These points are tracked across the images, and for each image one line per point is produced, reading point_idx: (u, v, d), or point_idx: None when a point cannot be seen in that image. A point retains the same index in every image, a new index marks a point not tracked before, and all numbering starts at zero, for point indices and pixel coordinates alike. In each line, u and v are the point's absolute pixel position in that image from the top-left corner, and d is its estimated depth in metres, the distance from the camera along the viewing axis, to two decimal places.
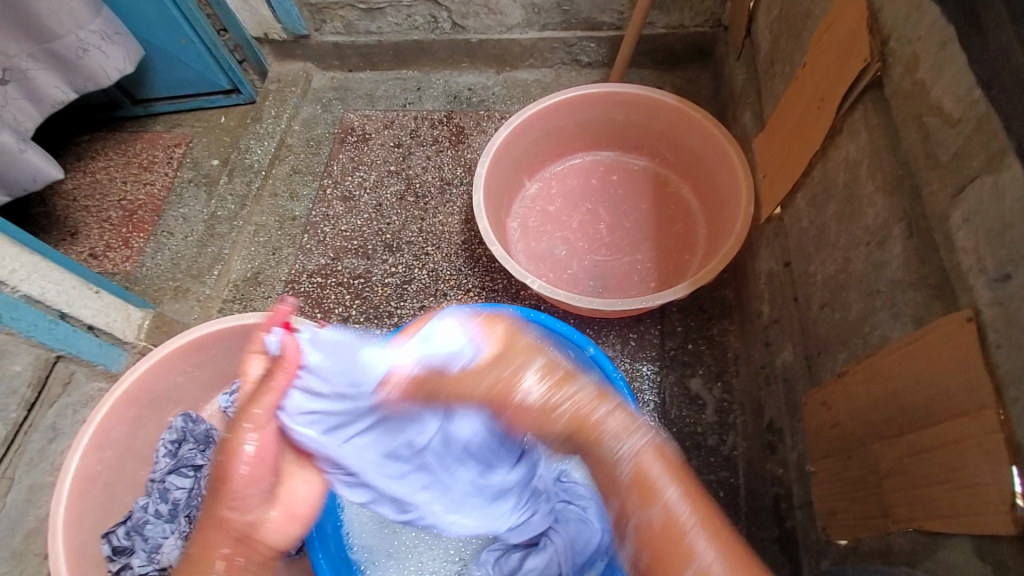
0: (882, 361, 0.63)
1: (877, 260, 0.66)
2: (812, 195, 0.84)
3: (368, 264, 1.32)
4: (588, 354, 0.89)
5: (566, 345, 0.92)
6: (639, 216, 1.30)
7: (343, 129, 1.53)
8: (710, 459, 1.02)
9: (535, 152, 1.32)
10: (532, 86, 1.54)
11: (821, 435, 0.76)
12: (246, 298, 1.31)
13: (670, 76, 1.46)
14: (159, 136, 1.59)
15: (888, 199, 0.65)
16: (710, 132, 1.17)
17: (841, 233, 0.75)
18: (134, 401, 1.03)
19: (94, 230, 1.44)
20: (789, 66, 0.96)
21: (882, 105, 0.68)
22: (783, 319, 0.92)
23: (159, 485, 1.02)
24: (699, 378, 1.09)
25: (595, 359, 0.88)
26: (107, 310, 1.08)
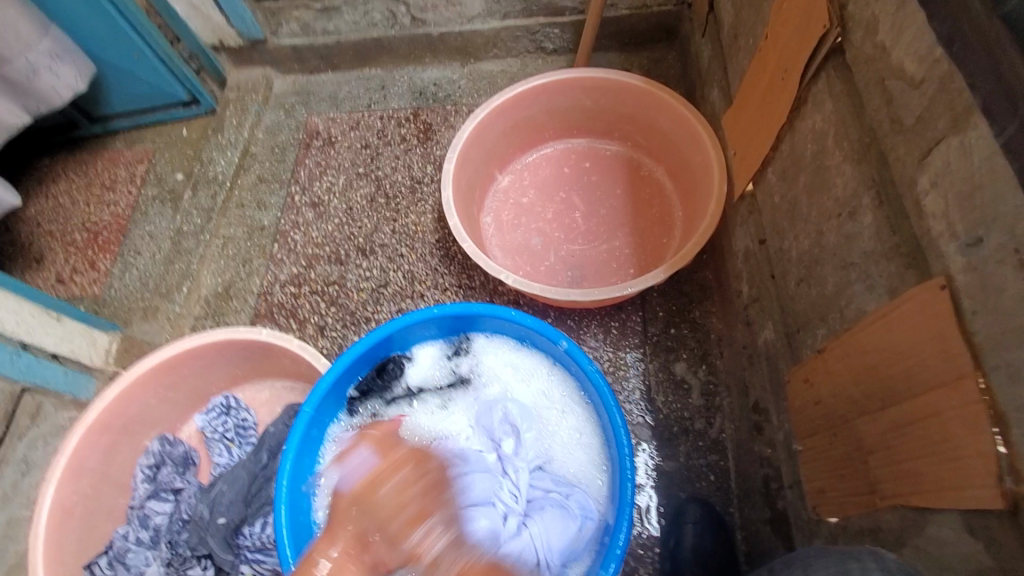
0: (860, 335, 0.61)
1: (849, 232, 0.64)
2: (782, 169, 0.82)
3: (341, 270, 1.29)
4: (562, 348, 0.86)
5: (540, 340, 0.89)
6: (614, 203, 1.28)
7: (308, 134, 1.49)
8: (698, 443, 1.01)
9: (505, 144, 1.29)
10: (498, 77, 1.51)
11: (806, 413, 0.75)
12: (218, 314, 1.28)
13: (637, 57, 1.44)
14: (119, 154, 1.54)
15: (856, 167, 0.63)
16: (678, 112, 1.15)
17: (812, 205, 0.73)
18: (106, 428, 1.00)
19: (59, 255, 1.40)
20: (752, 39, 0.94)
21: (844, 72, 0.66)
22: (762, 297, 0.90)
23: (139, 512, 0.98)
24: (683, 362, 1.07)
25: (569, 353, 0.85)
26: (71, 336, 1.03)
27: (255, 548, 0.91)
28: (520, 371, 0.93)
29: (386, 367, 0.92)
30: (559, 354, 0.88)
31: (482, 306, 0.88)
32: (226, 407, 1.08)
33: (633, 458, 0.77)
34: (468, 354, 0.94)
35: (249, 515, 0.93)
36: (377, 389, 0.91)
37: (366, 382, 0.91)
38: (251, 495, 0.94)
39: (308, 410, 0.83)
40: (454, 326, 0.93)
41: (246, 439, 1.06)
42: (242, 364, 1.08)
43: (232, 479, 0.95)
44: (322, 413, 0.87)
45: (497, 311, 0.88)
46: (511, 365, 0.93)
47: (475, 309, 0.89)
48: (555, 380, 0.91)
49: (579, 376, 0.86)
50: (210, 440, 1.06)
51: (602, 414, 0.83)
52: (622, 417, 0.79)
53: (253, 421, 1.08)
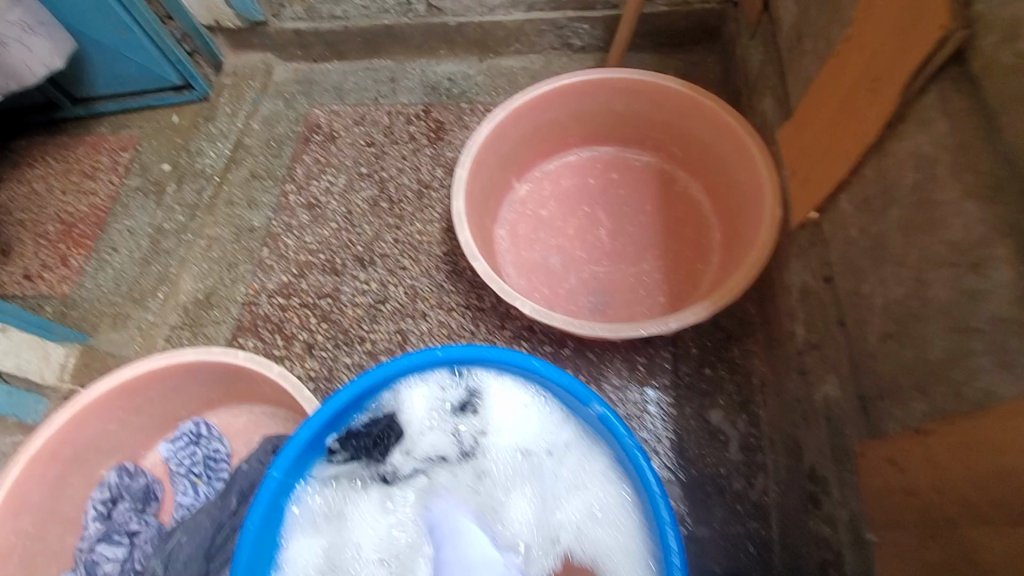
0: (987, 425, 0.47)
1: (969, 287, 0.51)
2: (862, 197, 0.69)
3: (336, 281, 1.16)
4: (594, 412, 0.72)
5: (566, 399, 0.75)
6: (644, 220, 1.14)
7: (308, 127, 1.36)
8: (736, 507, 0.87)
9: (524, 150, 1.16)
10: (519, 75, 1.38)
11: (888, 500, 0.60)
12: (197, 324, 1.15)
13: (674, 59, 1.30)
14: (102, 139, 1.41)
15: (986, 206, 0.49)
16: (724, 122, 1.01)
17: (908, 247, 0.59)
18: (55, 457, 0.86)
19: (27, 248, 1.26)
20: (824, 43, 0.81)
21: (969, 84, 0.53)
22: (824, 346, 0.77)
23: (87, 556, 0.84)
24: (720, 410, 0.94)
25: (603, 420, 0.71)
26: (18, 349, 0.89)
27: None
28: (536, 429, 0.78)
29: (376, 422, 0.77)
30: (589, 418, 0.74)
31: (496, 351, 0.75)
32: (195, 435, 0.95)
33: (681, 561, 0.62)
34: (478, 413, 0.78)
35: (211, 573, 0.79)
36: (363, 449, 0.75)
37: (349, 440, 0.75)
38: (214, 550, 0.80)
39: (275, 474, 0.69)
40: (463, 373, 0.79)
41: (218, 474, 0.93)
42: (217, 387, 0.95)
43: (193, 530, 0.81)
44: (293, 475, 0.72)
45: (517, 359, 0.75)
46: (522, 425, 0.78)
47: (491, 355, 0.76)
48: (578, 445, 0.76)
49: (612, 447, 0.72)
50: (175, 474, 0.93)
51: (641, 500, 0.69)
52: (668, 505, 0.65)
53: (225, 452, 0.95)
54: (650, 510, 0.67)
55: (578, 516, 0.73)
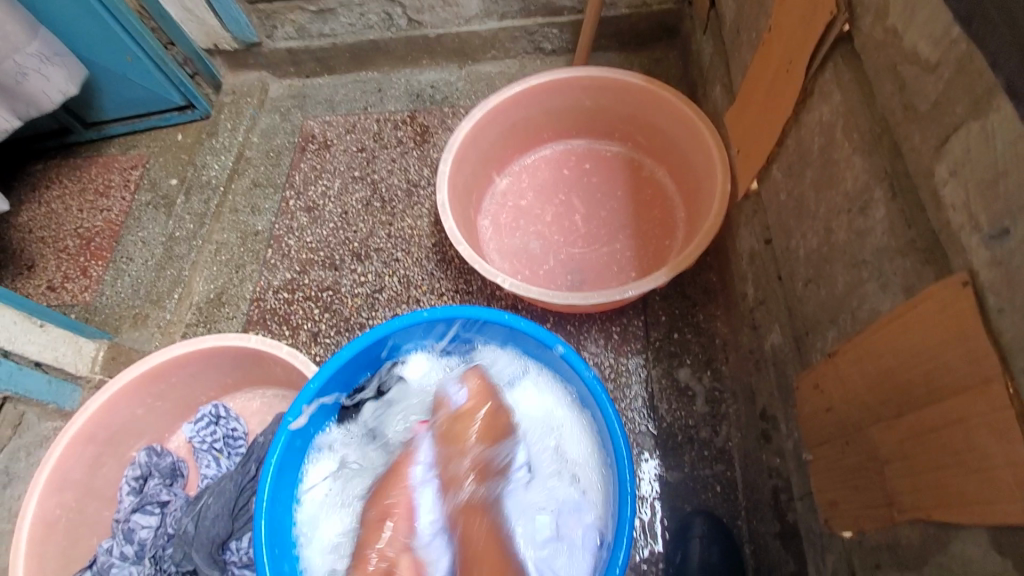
0: (870, 337, 0.58)
1: (860, 229, 0.61)
2: (787, 165, 0.79)
3: (336, 275, 1.26)
4: (557, 353, 0.82)
5: (534, 346, 0.85)
6: (615, 204, 1.24)
7: (303, 138, 1.47)
8: (704, 453, 0.97)
9: (502, 145, 1.27)
10: (496, 79, 1.49)
11: (815, 421, 0.71)
12: (210, 321, 1.25)
13: (637, 57, 1.41)
14: (114, 159, 1.52)
15: (867, 159, 0.60)
16: (679, 110, 1.12)
17: (820, 202, 0.70)
18: (91, 438, 0.97)
19: (50, 262, 1.37)
20: (755, 33, 0.91)
21: (853, 60, 0.63)
22: (768, 300, 0.87)
23: (123, 525, 0.94)
24: (687, 368, 1.03)
25: (565, 358, 0.81)
26: (55, 343, 1.00)
27: (243, 563, 0.89)
28: (519, 374, 0.89)
29: (381, 379, 0.88)
30: (555, 360, 0.84)
31: (471, 310, 0.85)
32: (215, 416, 1.05)
33: (633, 471, 0.73)
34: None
35: (236, 530, 0.90)
36: (372, 403, 0.87)
37: (360, 394, 0.87)
38: (238, 509, 0.91)
39: (291, 420, 0.80)
40: (446, 332, 0.90)
41: (236, 450, 1.04)
42: (232, 371, 1.05)
43: (218, 492, 0.91)
44: (307, 423, 0.83)
45: (491, 314, 0.84)
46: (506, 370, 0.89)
47: (464, 313, 0.85)
48: (555, 384, 0.86)
49: (577, 384, 0.82)
50: (198, 450, 1.03)
51: (601, 427, 0.79)
52: (620, 426, 0.75)
53: (242, 431, 1.05)
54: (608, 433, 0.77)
55: (557, 454, 0.84)
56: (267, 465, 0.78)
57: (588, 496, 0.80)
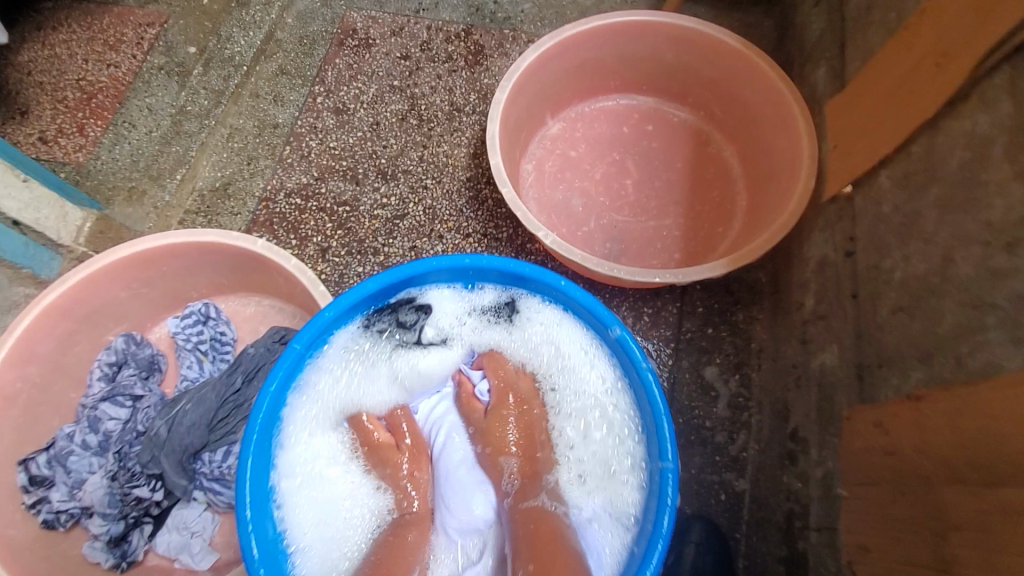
0: (986, 394, 0.51)
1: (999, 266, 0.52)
2: (904, 174, 0.69)
3: (356, 190, 1.15)
4: (613, 335, 0.74)
5: (588, 321, 0.78)
6: (671, 176, 1.13)
7: (343, 30, 1.32)
8: (715, 458, 0.91)
9: (564, 86, 1.14)
10: (568, 9, 1.33)
11: (866, 459, 0.65)
12: (211, 212, 1.13)
13: (729, 18, 1.26)
14: (130, 11, 1.35)
15: None
16: (773, 85, 0.99)
17: (942, 224, 0.61)
18: (65, 314, 0.88)
19: (45, 111, 1.24)
20: (894, 15, 0.79)
21: None
22: (831, 316, 0.79)
23: (90, 412, 0.86)
24: (715, 368, 0.96)
25: (620, 342, 0.74)
26: (38, 204, 0.88)
27: (213, 477, 0.83)
28: (562, 347, 0.80)
29: (403, 312, 0.80)
30: (607, 343, 0.77)
31: (525, 267, 0.77)
32: (204, 316, 0.96)
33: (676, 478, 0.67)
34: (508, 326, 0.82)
35: (212, 442, 0.83)
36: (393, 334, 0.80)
37: (376, 319, 0.80)
38: (216, 421, 0.84)
39: (298, 346, 0.73)
40: (486, 283, 0.82)
41: (223, 355, 0.95)
42: (230, 273, 0.96)
43: (199, 400, 0.84)
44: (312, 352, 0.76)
45: (548, 277, 0.77)
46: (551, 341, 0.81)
47: (515, 268, 0.78)
48: (599, 366, 0.79)
49: (624, 371, 0.75)
50: (182, 349, 0.95)
51: (644, 416, 0.72)
52: (668, 422, 0.69)
53: (231, 336, 0.97)
54: (652, 423, 0.70)
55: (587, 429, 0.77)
56: (264, 392, 0.71)
57: (619, 475, 0.73)
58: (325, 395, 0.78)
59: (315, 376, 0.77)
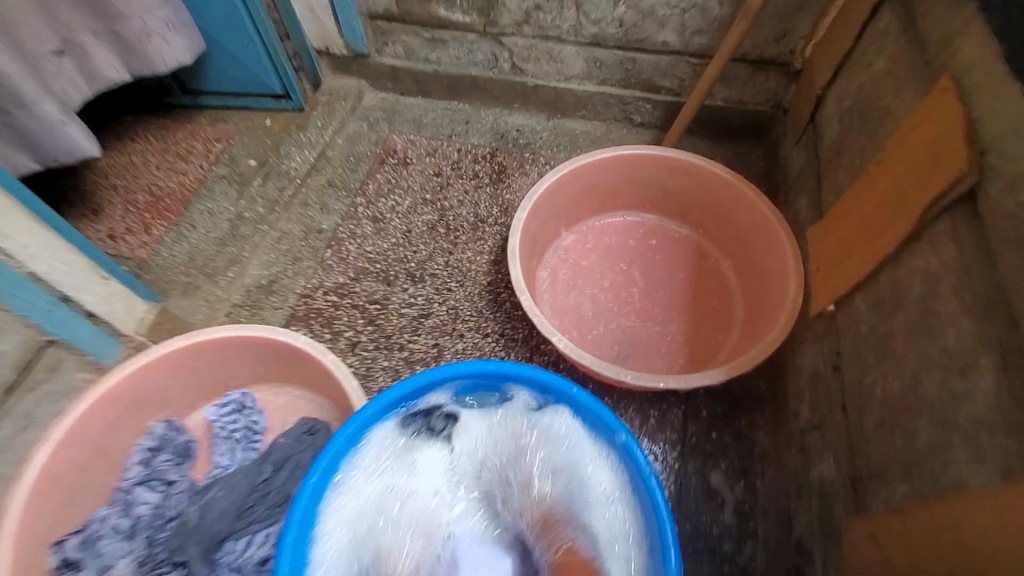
0: (955, 509, 0.55)
1: (958, 390, 0.59)
2: (876, 300, 0.78)
3: (387, 290, 1.27)
4: (618, 441, 0.77)
5: (596, 426, 0.80)
6: (674, 286, 1.24)
7: (384, 150, 1.51)
8: (722, 567, 0.92)
9: (577, 204, 1.28)
10: (580, 137, 1.52)
11: (862, 571, 0.68)
12: (256, 307, 1.24)
13: (723, 148, 1.44)
14: (201, 128, 1.58)
15: (978, 322, 0.59)
16: (761, 211, 1.13)
17: (909, 348, 0.68)
18: (118, 399, 0.96)
19: (117, 211, 1.41)
20: (858, 161, 0.93)
21: (975, 221, 0.63)
22: (826, 426, 0.85)
23: (125, 495, 0.92)
24: (720, 473, 1.00)
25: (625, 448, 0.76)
26: (111, 298, 0.99)
27: (234, 567, 0.85)
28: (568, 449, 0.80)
29: (432, 413, 0.82)
30: (613, 449, 0.78)
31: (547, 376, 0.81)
32: (240, 405, 1.05)
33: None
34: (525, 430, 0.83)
35: (236, 530, 0.87)
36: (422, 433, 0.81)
37: (409, 419, 0.81)
38: (244, 508, 0.88)
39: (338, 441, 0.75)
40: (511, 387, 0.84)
41: (254, 444, 1.01)
42: (269, 364, 1.05)
43: (230, 486, 0.90)
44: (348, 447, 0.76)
45: (561, 385, 0.81)
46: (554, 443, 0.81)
47: (533, 372, 0.82)
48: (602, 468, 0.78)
49: (631, 480, 0.76)
50: (216, 436, 1.02)
51: (649, 528, 0.72)
52: (673, 532, 0.70)
53: (263, 425, 1.04)
54: (657, 532, 0.71)
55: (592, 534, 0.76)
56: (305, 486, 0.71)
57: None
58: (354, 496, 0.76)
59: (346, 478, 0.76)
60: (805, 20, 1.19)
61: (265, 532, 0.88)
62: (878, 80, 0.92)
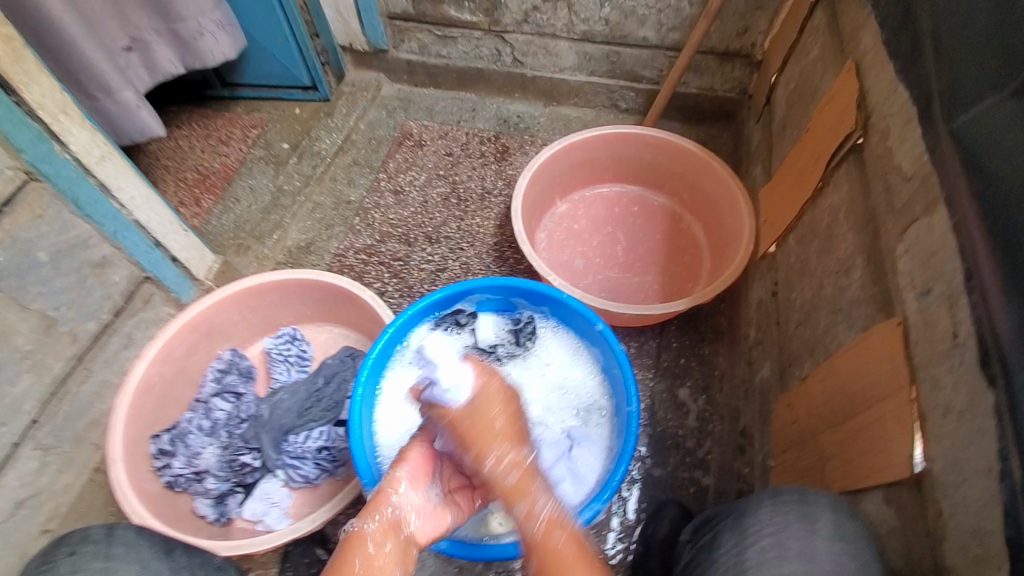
0: (837, 362, 0.77)
1: (843, 285, 0.81)
2: (801, 235, 1.00)
3: (408, 250, 1.49)
4: (596, 329, 0.95)
5: (579, 321, 0.98)
6: (652, 244, 1.46)
7: (402, 134, 1.73)
8: (687, 458, 1.14)
9: (570, 176, 1.50)
10: (573, 122, 1.74)
11: (785, 431, 0.90)
12: (297, 264, 1.47)
13: (697, 130, 1.66)
14: (238, 116, 1.79)
15: (857, 235, 0.81)
16: (723, 178, 1.35)
17: (818, 264, 0.91)
18: (195, 328, 1.17)
19: (169, 187, 1.63)
20: (796, 132, 1.15)
21: (860, 164, 0.85)
22: (765, 339, 1.07)
23: (204, 404, 1.14)
24: (687, 389, 1.22)
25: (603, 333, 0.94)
26: (189, 248, 1.20)
27: (295, 454, 1.07)
28: (558, 345, 1.02)
29: (459, 314, 1.03)
30: (593, 335, 0.97)
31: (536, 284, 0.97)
32: (292, 336, 1.26)
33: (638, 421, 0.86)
34: (530, 329, 1.03)
35: (298, 425, 1.10)
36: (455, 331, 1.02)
37: (442, 321, 1.02)
38: (304, 409, 1.11)
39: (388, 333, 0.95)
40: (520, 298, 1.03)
41: (304, 365, 1.23)
42: (315, 304, 1.27)
43: (292, 392, 1.13)
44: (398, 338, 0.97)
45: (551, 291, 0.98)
46: (546, 340, 1.03)
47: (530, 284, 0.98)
48: (581, 352, 1.00)
49: (606, 355, 0.95)
50: (273, 360, 1.23)
51: (621, 391, 0.92)
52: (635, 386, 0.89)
53: (310, 353, 1.25)
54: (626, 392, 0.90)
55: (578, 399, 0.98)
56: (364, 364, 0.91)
57: (599, 428, 0.94)
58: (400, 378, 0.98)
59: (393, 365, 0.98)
60: (763, 18, 1.41)
61: (319, 429, 1.10)
62: (812, 66, 1.14)
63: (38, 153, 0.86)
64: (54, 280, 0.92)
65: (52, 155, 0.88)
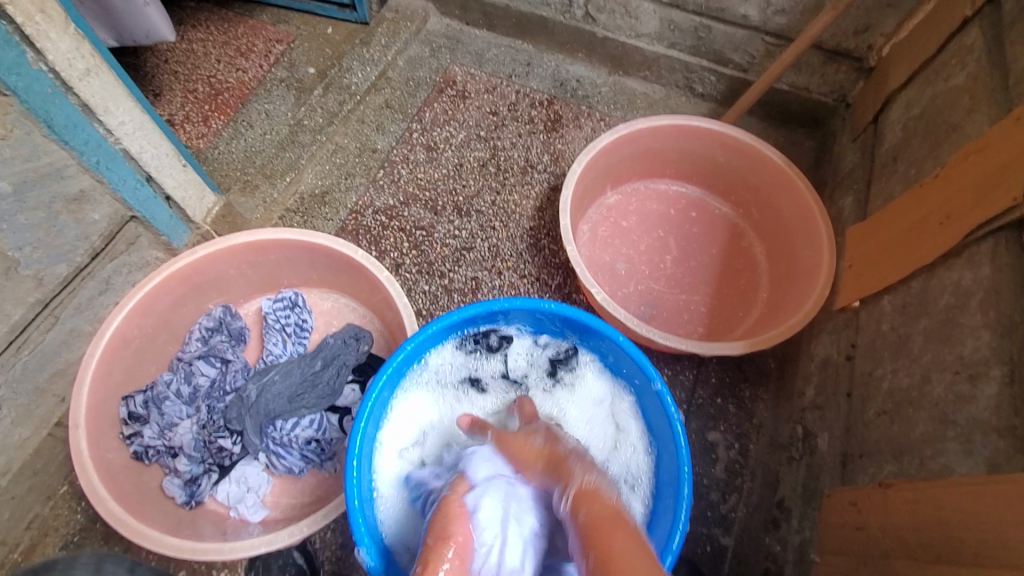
0: (937, 488, 0.64)
1: (963, 393, 0.68)
2: (902, 303, 0.84)
3: (433, 219, 1.32)
4: (654, 388, 0.83)
5: (634, 371, 0.87)
6: (706, 260, 1.30)
7: (444, 80, 1.52)
8: (707, 512, 1.04)
9: (628, 165, 1.32)
10: (638, 98, 1.53)
11: (838, 532, 0.78)
12: (308, 214, 1.31)
13: (776, 133, 1.46)
14: (263, 26, 1.56)
15: (996, 338, 0.66)
16: (805, 201, 1.16)
17: (925, 350, 0.76)
18: (186, 280, 1.03)
19: (176, 98, 1.43)
20: (914, 170, 0.96)
21: (1015, 247, 0.69)
22: (827, 407, 0.93)
23: (186, 366, 1.01)
24: (719, 433, 1.10)
25: (659, 395, 0.83)
26: (186, 185, 1.05)
27: (280, 442, 0.97)
28: (603, 391, 0.91)
29: (490, 334, 0.93)
30: (648, 393, 0.86)
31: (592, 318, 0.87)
32: (293, 303, 1.11)
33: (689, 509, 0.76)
34: (566, 364, 0.93)
35: (287, 411, 0.98)
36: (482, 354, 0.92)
37: (469, 340, 0.92)
38: (296, 395, 0.98)
39: (408, 347, 0.84)
40: (561, 329, 0.92)
41: (302, 338, 1.09)
42: (323, 271, 1.12)
43: (286, 373, 1.00)
44: (418, 351, 0.87)
45: (608, 330, 0.86)
46: (592, 387, 0.91)
47: (582, 318, 0.88)
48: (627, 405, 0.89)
49: (659, 419, 0.84)
50: (269, 327, 1.08)
51: (667, 464, 0.81)
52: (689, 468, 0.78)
53: (311, 325, 1.11)
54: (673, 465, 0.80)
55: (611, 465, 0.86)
56: (377, 380, 0.81)
57: None
58: (416, 398, 0.89)
59: (410, 383, 0.88)
60: (892, 17, 1.19)
61: (310, 417, 0.99)
62: (953, 94, 0.94)
63: (5, 60, 0.72)
64: (18, 214, 0.80)
65: (23, 65, 0.74)
